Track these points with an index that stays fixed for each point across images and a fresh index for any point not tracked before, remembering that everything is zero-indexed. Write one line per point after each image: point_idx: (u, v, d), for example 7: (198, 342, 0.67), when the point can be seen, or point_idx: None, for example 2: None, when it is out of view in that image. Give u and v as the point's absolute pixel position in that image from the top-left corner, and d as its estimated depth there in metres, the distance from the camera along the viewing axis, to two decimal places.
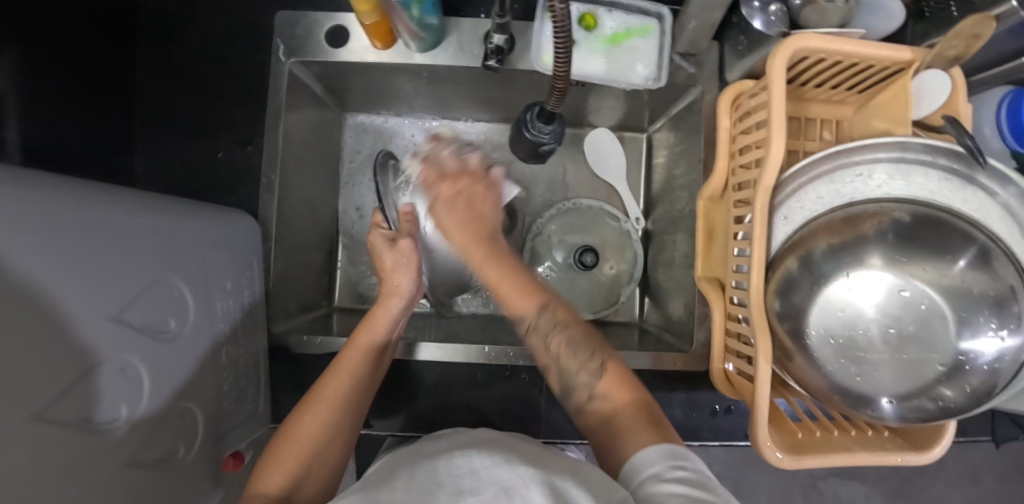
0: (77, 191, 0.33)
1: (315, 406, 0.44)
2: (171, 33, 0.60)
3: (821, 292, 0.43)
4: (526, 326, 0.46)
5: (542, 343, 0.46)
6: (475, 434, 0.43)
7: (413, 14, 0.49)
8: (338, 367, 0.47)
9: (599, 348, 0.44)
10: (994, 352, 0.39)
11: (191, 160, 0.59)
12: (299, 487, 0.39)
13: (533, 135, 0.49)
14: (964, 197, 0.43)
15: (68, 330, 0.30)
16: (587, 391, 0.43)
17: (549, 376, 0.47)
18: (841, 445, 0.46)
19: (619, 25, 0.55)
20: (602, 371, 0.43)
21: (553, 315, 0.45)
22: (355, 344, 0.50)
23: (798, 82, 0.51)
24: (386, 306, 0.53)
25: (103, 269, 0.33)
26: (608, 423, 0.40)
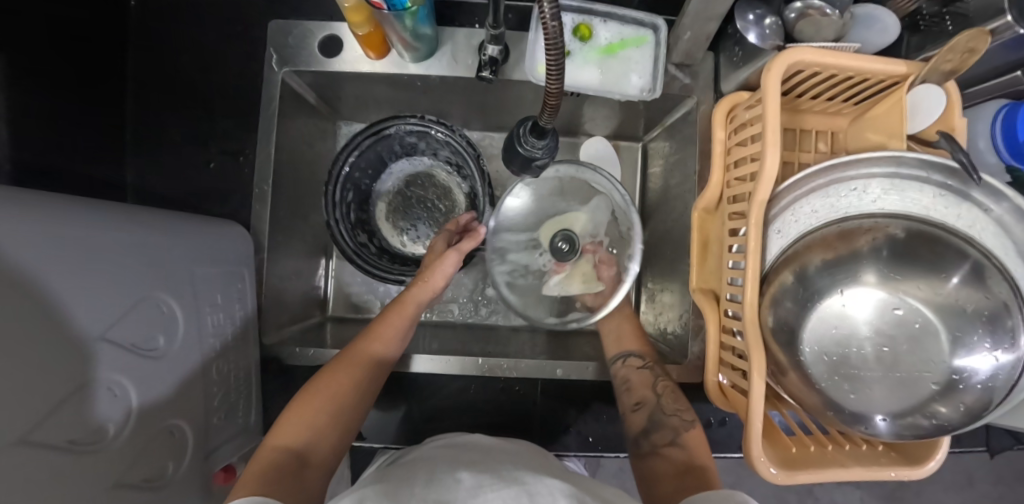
0: (64, 209, 0.33)
1: (341, 372, 0.47)
2: (162, 42, 0.59)
3: (816, 309, 0.44)
4: (639, 363, 0.55)
5: (647, 378, 0.54)
6: (478, 442, 0.44)
7: (406, 25, 0.49)
8: (364, 343, 0.51)
9: (690, 412, 0.51)
10: (987, 369, 0.39)
11: (182, 171, 0.59)
12: (315, 447, 0.42)
13: (526, 149, 0.48)
14: (959, 212, 0.43)
15: (54, 351, 0.30)
16: (670, 437, 0.48)
17: (635, 412, 0.51)
18: (834, 460, 0.45)
19: (614, 36, 0.55)
20: (691, 425, 0.49)
21: (653, 362, 0.56)
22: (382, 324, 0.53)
23: (793, 94, 0.51)
24: (415, 294, 0.55)
25: (90, 288, 0.33)
26: (684, 470, 0.43)
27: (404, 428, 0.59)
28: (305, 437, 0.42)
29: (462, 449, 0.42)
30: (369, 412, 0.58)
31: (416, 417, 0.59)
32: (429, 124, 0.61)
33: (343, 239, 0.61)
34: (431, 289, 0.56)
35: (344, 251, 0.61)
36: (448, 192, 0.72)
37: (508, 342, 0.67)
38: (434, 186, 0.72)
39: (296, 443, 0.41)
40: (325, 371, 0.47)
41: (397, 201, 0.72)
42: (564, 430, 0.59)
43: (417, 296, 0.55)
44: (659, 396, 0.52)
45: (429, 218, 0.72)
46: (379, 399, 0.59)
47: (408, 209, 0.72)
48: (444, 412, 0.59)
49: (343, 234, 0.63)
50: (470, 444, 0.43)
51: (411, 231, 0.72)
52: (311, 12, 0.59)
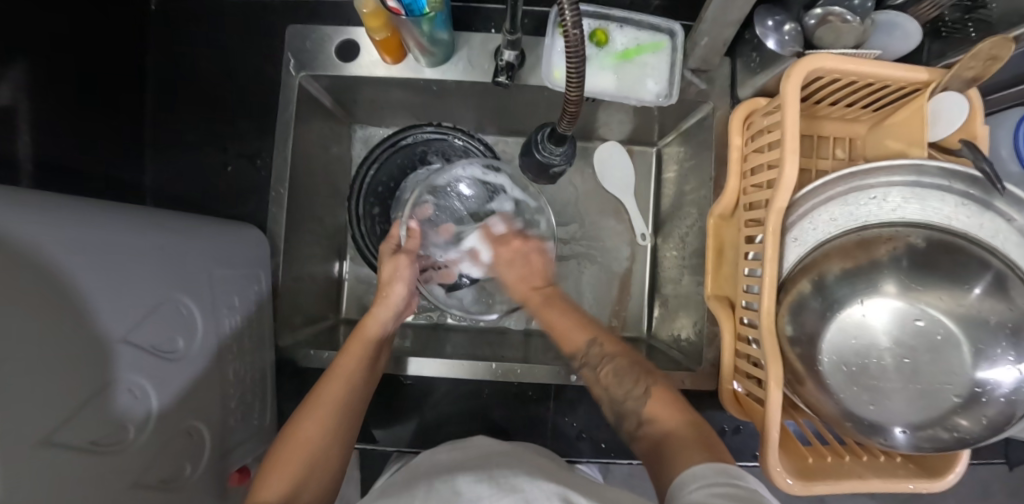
0: (85, 213, 0.33)
1: (313, 412, 0.45)
2: (181, 46, 0.60)
3: (835, 318, 0.43)
4: (577, 366, 0.54)
5: (592, 376, 0.52)
6: (486, 445, 0.45)
7: (423, 30, 0.49)
8: (332, 376, 0.48)
9: (646, 380, 0.47)
10: (1011, 382, 0.39)
11: (200, 173, 0.60)
12: (304, 487, 0.41)
13: (543, 155, 0.48)
14: (980, 222, 0.42)
15: (77, 354, 0.30)
16: (637, 418, 0.45)
17: (605, 409, 0.50)
18: (852, 471, 0.45)
19: (630, 41, 0.55)
20: (647, 396, 0.46)
21: (584, 354, 0.53)
22: (347, 352, 0.51)
23: (812, 100, 0.50)
24: (380, 314, 0.56)
25: (112, 291, 0.33)
26: (660, 446, 0.40)
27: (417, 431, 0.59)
28: (287, 486, 0.39)
29: (475, 454, 0.42)
30: (383, 414, 0.59)
31: (428, 421, 0.59)
32: (444, 132, 0.66)
33: (370, 253, 0.65)
34: (392, 306, 0.57)
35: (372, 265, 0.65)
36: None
37: (521, 347, 0.67)
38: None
39: (278, 493, 0.39)
40: (297, 415, 0.45)
41: None
42: (577, 436, 0.59)
43: (379, 316, 0.56)
44: (608, 388, 0.50)
45: None
46: (392, 402, 0.59)
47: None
48: (457, 416, 0.60)
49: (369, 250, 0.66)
50: (483, 449, 0.44)
51: None
52: (327, 16, 0.60)
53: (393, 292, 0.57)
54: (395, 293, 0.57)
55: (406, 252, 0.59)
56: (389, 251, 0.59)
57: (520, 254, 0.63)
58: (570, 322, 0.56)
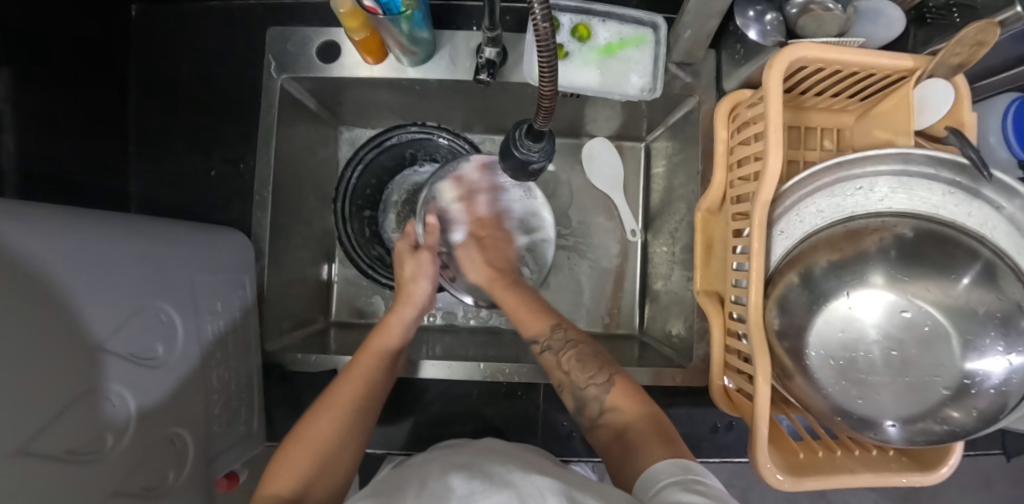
0: (60, 221, 0.33)
1: (328, 409, 0.44)
2: (163, 51, 0.60)
3: (822, 312, 0.42)
4: (538, 347, 0.52)
5: (554, 361, 0.50)
6: (481, 445, 0.45)
7: (403, 30, 0.48)
8: (349, 375, 0.48)
9: (604, 370, 0.48)
10: (1001, 373, 0.38)
11: (185, 179, 0.60)
12: (314, 485, 0.40)
13: (522, 153, 0.48)
14: (969, 211, 0.42)
15: (52, 363, 0.30)
16: (597, 405, 0.46)
17: (563, 395, 0.49)
18: (843, 466, 0.44)
19: (613, 35, 0.54)
20: (609, 384, 0.46)
21: (549, 335, 0.52)
22: (364, 354, 0.51)
23: (797, 91, 0.50)
24: (400, 313, 0.54)
25: (87, 299, 0.33)
26: (623, 435, 0.43)
27: (408, 435, 0.58)
28: (296, 484, 0.39)
29: (461, 452, 0.42)
30: (373, 417, 0.58)
31: (419, 423, 0.59)
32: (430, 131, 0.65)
33: (358, 256, 0.65)
34: (415, 306, 0.55)
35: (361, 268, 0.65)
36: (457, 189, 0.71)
37: (512, 346, 0.67)
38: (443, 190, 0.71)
39: (291, 486, 0.39)
40: (312, 410, 0.44)
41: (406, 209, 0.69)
42: (568, 434, 0.59)
43: (403, 315, 0.54)
44: (569, 373, 0.49)
45: None
46: (382, 405, 0.59)
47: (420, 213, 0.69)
48: (448, 417, 0.59)
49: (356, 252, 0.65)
50: (470, 447, 0.44)
51: None
52: (309, 18, 0.59)
53: (416, 287, 0.56)
54: (417, 290, 0.56)
55: (427, 248, 0.58)
56: (408, 250, 0.59)
57: (488, 237, 0.64)
58: (533, 311, 0.55)
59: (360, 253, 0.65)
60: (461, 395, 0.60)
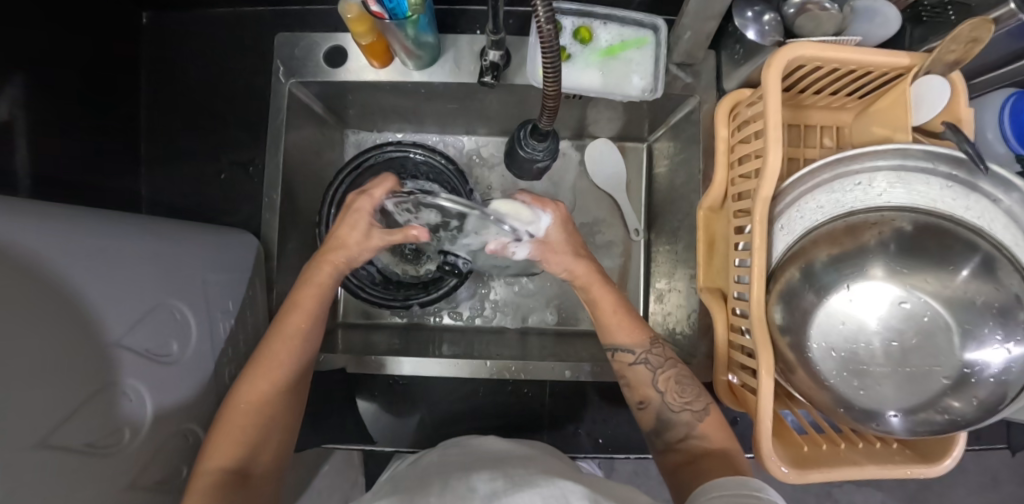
0: (76, 223, 0.34)
1: (258, 378, 0.43)
2: (174, 58, 0.61)
3: (826, 301, 0.43)
4: (632, 359, 0.50)
5: (646, 375, 0.49)
6: (492, 446, 0.46)
7: (408, 34, 0.50)
8: (273, 343, 0.45)
9: (701, 398, 0.48)
10: (1000, 363, 0.38)
11: (195, 183, 0.61)
12: (255, 457, 0.42)
13: (526, 151, 0.49)
14: (967, 204, 0.42)
15: (72, 358, 0.31)
16: (683, 430, 0.47)
17: (643, 411, 0.50)
18: (847, 458, 0.45)
19: (614, 37, 0.55)
20: (704, 413, 0.48)
21: (648, 349, 0.50)
22: (285, 318, 0.46)
23: (796, 89, 0.50)
24: (323, 267, 0.48)
25: (103, 297, 0.34)
26: (696, 460, 0.44)
27: (414, 434, 0.59)
28: (238, 458, 0.41)
29: (478, 453, 0.43)
30: (380, 416, 0.59)
31: (426, 421, 0.59)
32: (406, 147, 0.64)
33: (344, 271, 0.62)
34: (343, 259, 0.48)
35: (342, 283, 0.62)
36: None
37: (517, 345, 0.67)
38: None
39: (231, 462, 0.40)
40: (241, 379, 0.43)
41: None
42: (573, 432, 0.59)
43: (327, 273, 0.48)
44: (662, 393, 0.49)
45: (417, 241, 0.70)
46: (389, 403, 0.59)
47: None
48: (455, 415, 0.60)
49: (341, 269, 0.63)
50: (484, 449, 0.45)
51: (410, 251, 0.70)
52: (316, 23, 0.61)
53: (356, 254, 0.48)
54: (353, 252, 0.48)
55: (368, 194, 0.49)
56: (365, 228, 0.48)
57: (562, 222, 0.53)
58: (634, 320, 0.51)
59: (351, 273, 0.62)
60: (467, 393, 0.60)
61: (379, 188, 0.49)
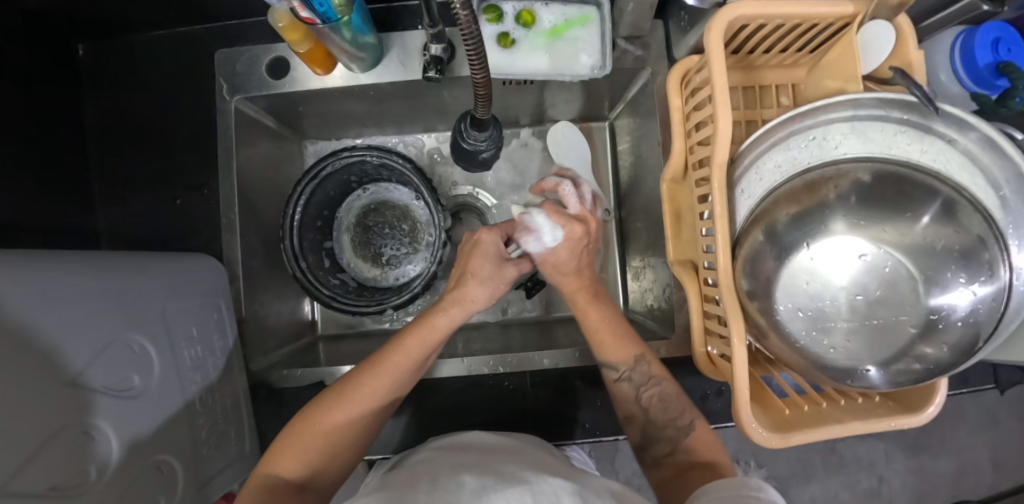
0: (23, 262, 0.33)
1: (341, 403, 0.42)
2: (115, 87, 0.60)
3: (788, 262, 0.41)
4: (616, 376, 0.51)
5: (630, 393, 0.51)
6: (472, 441, 0.45)
7: (345, 37, 0.49)
8: (374, 372, 0.43)
9: (687, 412, 0.49)
10: (967, 304, 0.38)
11: (151, 211, 0.60)
12: (316, 476, 0.41)
13: (470, 144, 0.48)
14: (922, 148, 0.41)
15: (24, 402, 0.30)
16: (669, 446, 0.48)
17: (629, 428, 0.51)
18: (830, 416, 0.44)
19: (558, 17, 0.54)
20: (690, 429, 0.48)
21: (631, 367, 0.50)
22: (391, 351, 0.44)
23: (745, 51, 0.49)
24: (447, 313, 0.46)
25: (54, 337, 0.33)
26: (684, 475, 0.45)
27: (402, 438, 0.59)
28: (302, 472, 0.40)
29: (463, 449, 0.42)
30: None
31: (412, 425, 0.59)
32: (364, 151, 0.62)
33: (317, 288, 0.62)
34: (467, 307, 0.47)
35: (319, 298, 0.62)
36: (406, 210, 0.72)
37: (499, 339, 0.67)
38: (392, 209, 0.72)
39: (293, 473, 0.40)
40: (321, 399, 0.43)
41: (360, 234, 0.72)
42: (561, 419, 0.59)
43: (447, 319, 0.46)
44: (647, 409, 0.50)
45: (388, 241, 0.72)
46: None
47: (372, 238, 0.72)
48: (440, 416, 0.59)
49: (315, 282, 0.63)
50: (469, 445, 0.44)
51: (381, 256, 0.71)
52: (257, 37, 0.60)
53: (483, 289, 0.47)
54: (476, 295, 0.47)
55: (496, 228, 0.48)
56: (496, 261, 0.47)
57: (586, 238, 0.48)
58: (617, 337, 0.51)
59: (326, 286, 0.63)
60: (451, 393, 0.60)
61: (507, 226, 0.49)
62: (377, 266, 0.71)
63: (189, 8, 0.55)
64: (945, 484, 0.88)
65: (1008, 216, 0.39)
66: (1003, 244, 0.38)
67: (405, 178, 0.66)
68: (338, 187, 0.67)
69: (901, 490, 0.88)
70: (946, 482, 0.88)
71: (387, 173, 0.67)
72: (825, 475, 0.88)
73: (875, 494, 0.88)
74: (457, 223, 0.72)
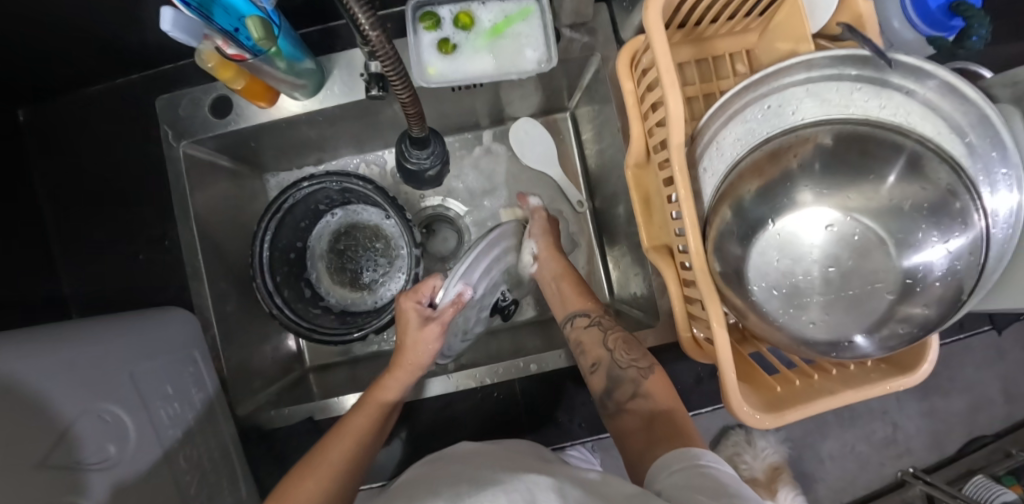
0: None
1: (312, 472, 0.41)
2: (63, 150, 0.59)
3: (757, 239, 0.40)
4: (586, 321, 0.54)
5: (597, 335, 0.52)
6: (465, 450, 0.44)
7: (279, 67, 0.47)
8: (336, 436, 0.45)
9: (647, 357, 0.50)
10: (942, 260, 0.36)
11: (117, 270, 0.59)
12: None
13: (412, 162, 0.46)
14: (881, 104, 0.39)
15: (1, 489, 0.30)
16: (633, 390, 0.48)
17: (594, 374, 0.51)
18: (824, 389, 0.43)
19: (497, 15, 0.52)
20: (650, 371, 0.49)
21: (601, 313, 0.54)
22: (349, 418, 0.47)
23: (692, 23, 0.47)
24: (395, 378, 0.50)
25: (23, 418, 0.33)
26: (650, 421, 0.44)
27: (399, 461, 0.59)
28: None
29: (448, 461, 0.41)
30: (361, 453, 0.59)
31: (407, 448, 0.59)
32: (322, 180, 0.60)
33: (296, 321, 0.60)
34: (408, 373, 0.51)
35: (301, 331, 0.61)
36: (378, 229, 0.71)
37: (486, 347, 0.66)
38: (363, 230, 0.71)
39: None
40: (292, 475, 0.41)
41: (335, 260, 0.71)
42: (555, 421, 0.59)
43: (396, 380, 0.50)
44: (612, 350, 0.51)
45: (366, 265, 0.71)
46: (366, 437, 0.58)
47: (348, 262, 0.71)
48: (436, 436, 0.59)
49: (295, 316, 0.61)
50: (453, 456, 0.42)
51: (360, 280, 0.71)
52: (197, 77, 0.58)
53: (418, 353, 0.49)
54: (414, 359, 0.50)
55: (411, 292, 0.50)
56: (419, 322, 0.49)
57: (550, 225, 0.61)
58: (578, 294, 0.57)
59: (306, 318, 0.62)
60: (444, 411, 0.59)
61: (425, 284, 0.50)
62: (356, 289, 0.70)
63: (121, 57, 0.54)
64: (960, 422, 0.87)
65: (976, 162, 0.38)
66: (976, 192, 0.36)
67: (371, 198, 0.65)
68: (305, 216, 0.65)
69: (917, 434, 0.87)
70: (961, 420, 0.87)
71: (351, 195, 0.66)
72: (839, 430, 0.87)
73: (892, 442, 0.87)
74: (432, 235, 0.71)
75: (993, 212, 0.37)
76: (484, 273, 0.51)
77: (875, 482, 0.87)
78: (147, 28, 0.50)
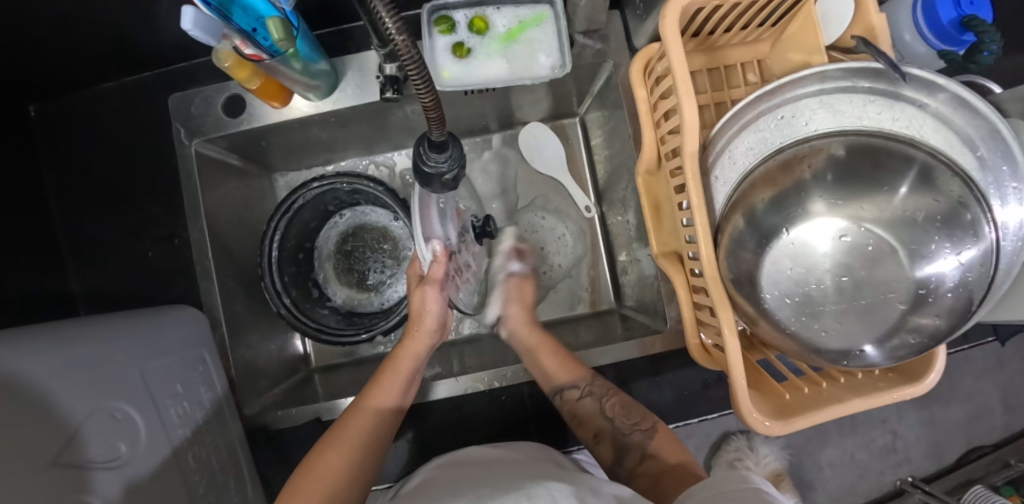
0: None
1: (332, 448, 0.43)
2: (73, 145, 0.59)
3: (770, 248, 0.40)
4: (577, 394, 0.53)
5: (593, 408, 0.52)
6: (478, 457, 0.43)
7: (295, 68, 0.48)
8: (354, 413, 0.47)
9: (648, 417, 0.50)
10: (954, 271, 0.37)
11: (124, 267, 0.59)
12: None
13: (430, 166, 0.42)
14: (893, 116, 0.40)
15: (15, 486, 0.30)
16: (640, 454, 0.48)
17: (598, 446, 0.51)
18: (832, 397, 0.43)
19: (511, 20, 0.53)
20: (653, 431, 0.49)
21: (590, 383, 0.53)
22: (370, 393, 0.49)
23: (705, 32, 0.48)
24: (413, 344, 0.52)
25: (38, 414, 0.33)
26: (660, 481, 0.44)
27: (405, 464, 0.59)
28: None
29: (460, 467, 0.40)
30: None
31: (413, 451, 0.59)
32: (332, 181, 0.61)
33: (303, 321, 0.60)
34: (426, 339, 0.53)
35: (307, 332, 0.60)
36: (385, 231, 0.71)
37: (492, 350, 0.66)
38: (370, 231, 0.71)
39: None
40: (312, 454, 0.43)
41: (341, 261, 0.70)
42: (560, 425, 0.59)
43: (412, 349, 0.52)
44: (611, 419, 0.51)
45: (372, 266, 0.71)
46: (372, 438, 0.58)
47: (354, 263, 0.70)
48: (441, 439, 0.59)
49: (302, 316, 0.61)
50: (464, 463, 0.42)
51: (366, 281, 0.70)
52: (210, 76, 0.58)
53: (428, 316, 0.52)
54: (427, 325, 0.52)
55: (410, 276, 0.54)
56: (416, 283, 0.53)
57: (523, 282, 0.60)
58: (566, 363, 0.54)
59: (313, 319, 0.62)
60: (450, 414, 0.59)
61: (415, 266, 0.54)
62: (362, 290, 0.70)
63: (134, 55, 0.54)
64: (960, 432, 0.88)
65: (986, 175, 0.38)
66: (986, 204, 0.37)
67: (380, 199, 0.65)
68: (314, 216, 0.65)
69: (916, 443, 0.88)
70: (960, 429, 0.87)
71: (359, 196, 0.66)
72: (839, 438, 0.88)
73: (891, 450, 0.87)
74: None
75: (1003, 224, 0.38)
76: (444, 221, 0.51)
77: (874, 490, 0.87)
78: (162, 26, 0.50)
